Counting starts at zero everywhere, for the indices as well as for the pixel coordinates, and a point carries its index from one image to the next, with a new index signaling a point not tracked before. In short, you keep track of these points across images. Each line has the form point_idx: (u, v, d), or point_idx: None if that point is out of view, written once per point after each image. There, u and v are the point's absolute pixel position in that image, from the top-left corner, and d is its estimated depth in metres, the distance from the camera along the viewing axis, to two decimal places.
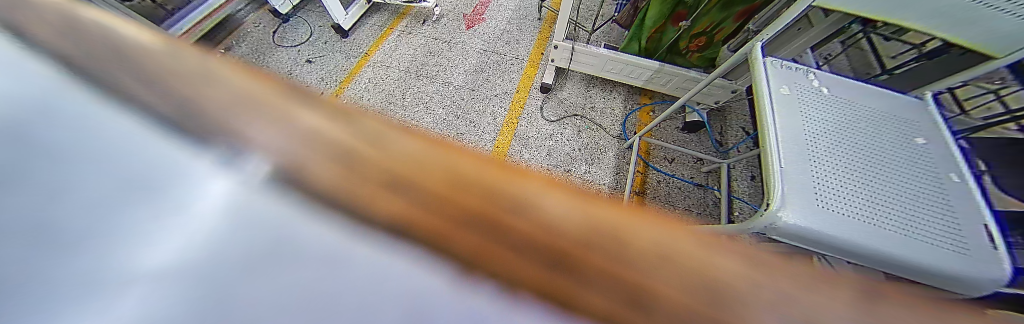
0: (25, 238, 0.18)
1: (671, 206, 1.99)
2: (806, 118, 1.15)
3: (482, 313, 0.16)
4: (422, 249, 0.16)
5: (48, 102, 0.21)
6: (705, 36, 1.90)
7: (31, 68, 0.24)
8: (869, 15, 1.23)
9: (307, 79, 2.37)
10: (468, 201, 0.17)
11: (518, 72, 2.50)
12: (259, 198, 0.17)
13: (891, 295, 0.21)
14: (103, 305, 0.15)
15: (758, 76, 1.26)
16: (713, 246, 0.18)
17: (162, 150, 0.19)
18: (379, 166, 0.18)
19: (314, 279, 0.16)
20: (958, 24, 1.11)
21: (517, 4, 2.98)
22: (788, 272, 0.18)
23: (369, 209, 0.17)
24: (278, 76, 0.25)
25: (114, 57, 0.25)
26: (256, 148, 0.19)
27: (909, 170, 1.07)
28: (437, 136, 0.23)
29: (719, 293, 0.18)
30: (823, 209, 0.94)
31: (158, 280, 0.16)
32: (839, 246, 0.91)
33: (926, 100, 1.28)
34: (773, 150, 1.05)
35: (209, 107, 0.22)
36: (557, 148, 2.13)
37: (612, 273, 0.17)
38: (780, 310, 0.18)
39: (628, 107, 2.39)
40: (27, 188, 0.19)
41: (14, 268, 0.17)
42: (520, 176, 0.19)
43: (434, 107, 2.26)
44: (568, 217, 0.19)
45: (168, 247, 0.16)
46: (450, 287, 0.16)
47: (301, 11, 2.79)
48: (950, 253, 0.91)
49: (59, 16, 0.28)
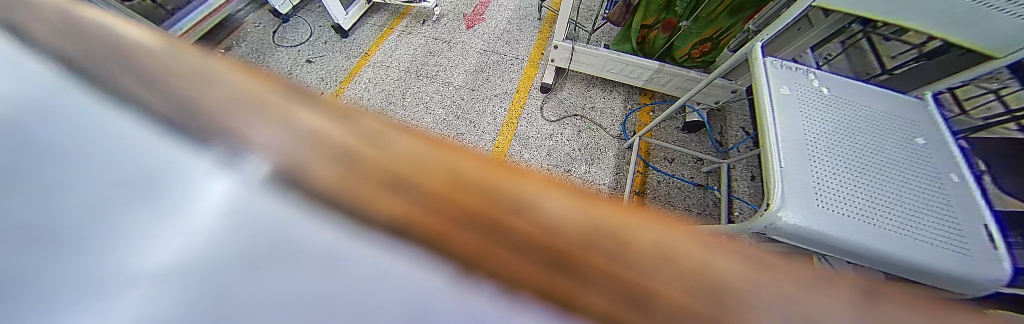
0: (25, 238, 0.18)
1: (671, 206, 1.99)
2: (806, 117, 1.15)
3: (482, 314, 0.16)
4: (423, 249, 0.17)
5: (50, 103, 0.22)
6: (711, 42, 1.89)
7: (34, 69, 0.24)
8: (868, 15, 1.23)
9: (307, 79, 2.36)
10: (468, 201, 0.17)
11: (518, 72, 2.51)
12: (259, 198, 0.17)
13: (893, 294, 0.20)
14: (102, 305, 0.15)
15: (758, 76, 1.26)
16: (712, 246, 0.18)
17: (164, 151, 0.19)
18: (379, 165, 0.18)
19: (314, 279, 0.16)
20: (956, 25, 1.11)
21: (517, 4, 2.98)
22: (788, 271, 0.18)
23: (369, 209, 0.17)
24: (280, 77, 0.25)
25: (112, 56, 0.25)
26: (255, 148, 0.19)
27: (909, 170, 1.06)
28: (438, 136, 0.23)
29: (719, 293, 0.18)
30: (823, 209, 0.94)
31: (159, 281, 0.16)
32: (839, 246, 0.91)
33: (926, 100, 1.28)
34: (772, 150, 1.06)
35: (208, 107, 0.22)
36: (557, 148, 2.14)
37: (611, 273, 0.17)
38: (782, 310, 0.18)
39: (628, 107, 2.39)
40: (30, 188, 0.19)
41: (15, 268, 0.17)
42: (520, 175, 0.19)
43: (434, 106, 2.26)
44: (568, 217, 0.19)
45: (169, 248, 0.16)
46: (450, 287, 0.16)
47: (301, 11, 2.78)
48: (949, 252, 0.91)
49: (58, 15, 0.28)
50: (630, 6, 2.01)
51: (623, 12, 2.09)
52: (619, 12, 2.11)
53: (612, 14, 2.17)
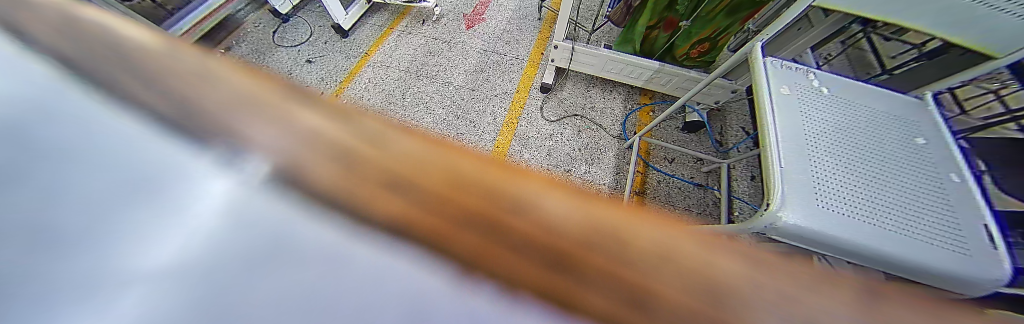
0: (24, 239, 0.18)
1: (671, 206, 1.99)
2: (806, 118, 1.15)
3: (483, 314, 0.16)
4: (423, 250, 0.17)
5: (45, 103, 0.22)
6: (708, 43, 1.91)
7: (32, 70, 0.24)
8: (869, 15, 1.24)
9: (307, 79, 2.36)
10: (468, 201, 0.17)
11: (518, 72, 2.50)
12: (260, 198, 0.17)
13: (892, 295, 0.20)
14: (103, 304, 0.15)
15: (758, 76, 1.26)
16: (711, 245, 0.18)
17: (165, 149, 0.19)
18: (379, 165, 0.18)
19: (315, 278, 0.16)
20: (956, 25, 1.12)
21: (517, 4, 2.98)
22: (786, 270, 0.19)
23: (368, 209, 0.17)
24: (281, 78, 0.25)
25: (110, 55, 0.25)
26: (256, 147, 0.19)
27: (909, 169, 1.06)
28: (438, 136, 0.23)
29: (719, 294, 0.18)
30: (822, 209, 0.94)
31: (161, 281, 0.16)
32: (839, 246, 0.91)
33: (925, 100, 1.28)
34: (772, 150, 1.05)
35: (209, 106, 0.22)
36: (557, 148, 2.13)
37: (610, 273, 0.17)
38: (780, 310, 0.18)
39: (628, 107, 2.39)
40: (28, 188, 0.19)
41: (16, 269, 0.17)
42: (521, 175, 0.19)
43: (434, 107, 2.26)
44: (569, 218, 0.19)
45: (168, 248, 0.16)
46: (450, 286, 0.16)
47: (301, 11, 2.78)
48: (950, 253, 0.91)
49: (58, 14, 0.28)
50: (630, 6, 2.03)
51: (624, 11, 2.12)
52: (619, 11, 2.15)
53: (613, 14, 2.20)
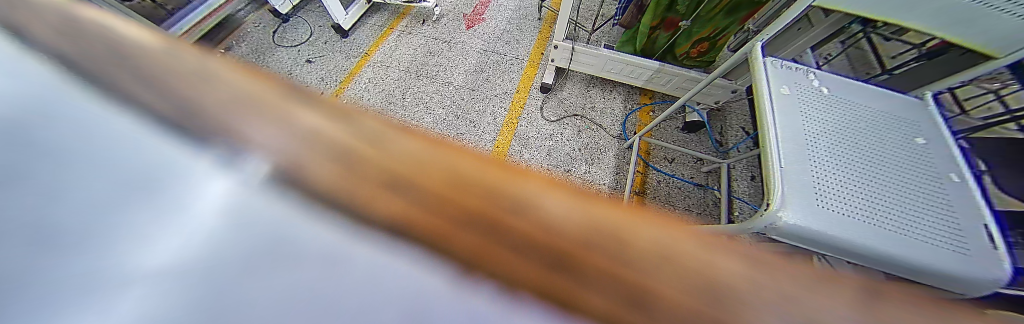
0: (26, 238, 0.18)
1: (671, 206, 1.99)
2: (806, 117, 1.15)
3: (482, 314, 0.16)
4: (422, 249, 0.17)
5: (45, 103, 0.22)
6: (707, 42, 1.91)
7: (33, 71, 0.24)
8: (869, 16, 1.23)
9: (307, 79, 2.36)
10: (468, 201, 0.17)
11: (518, 72, 2.50)
12: (259, 199, 0.17)
13: (895, 296, 0.20)
14: (103, 305, 0.15)
15: (758, 76, 1.26)
16: (712, 245, 0.18)
17: (165, 150, 0.19)
18: (379, 165, 0.18)
19: (313, 279, 0.16)
20: (957, 24, 1.11)
21: (517, 4, 2.98)
22: (786, 270, 0.18)
23: (367, 209, 0.17)
24: (280, 76, 0.25)
25: (109, 55, 0.25)
26: (255, 148, 0.19)
27: (909, 169, 1.07)
28: (437, 137, 0.23)
29: (720, 295, 0.18)
30: (822, 209, 0.94)
31: (160, 280, 0.16)
32: (839, 245, 0.91)
33: (925, 100, 1.28)
34: (772, 150, 1.05)
35: (208, 106, 0.22)
36: (557, 148, 2.13)
37: (611, 273, 0.17)
38: (780, 312, 0.18)
39: (628, 107, 2.39)
40: (28, 188, 0.19)
41: (14, 269, 0.17)
42: (520, 175, 0.19)
43: (434, 106, 2.26)
44: (569, 217, 0.19)
45: (166, 247, 0.16)
46: (450, 287, 0.16)
47: (301, 11, 2.79)
48: (949, 252, 0.91)
49: (60, 16, 0.28)
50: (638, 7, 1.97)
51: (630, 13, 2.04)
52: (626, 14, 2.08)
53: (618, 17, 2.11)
